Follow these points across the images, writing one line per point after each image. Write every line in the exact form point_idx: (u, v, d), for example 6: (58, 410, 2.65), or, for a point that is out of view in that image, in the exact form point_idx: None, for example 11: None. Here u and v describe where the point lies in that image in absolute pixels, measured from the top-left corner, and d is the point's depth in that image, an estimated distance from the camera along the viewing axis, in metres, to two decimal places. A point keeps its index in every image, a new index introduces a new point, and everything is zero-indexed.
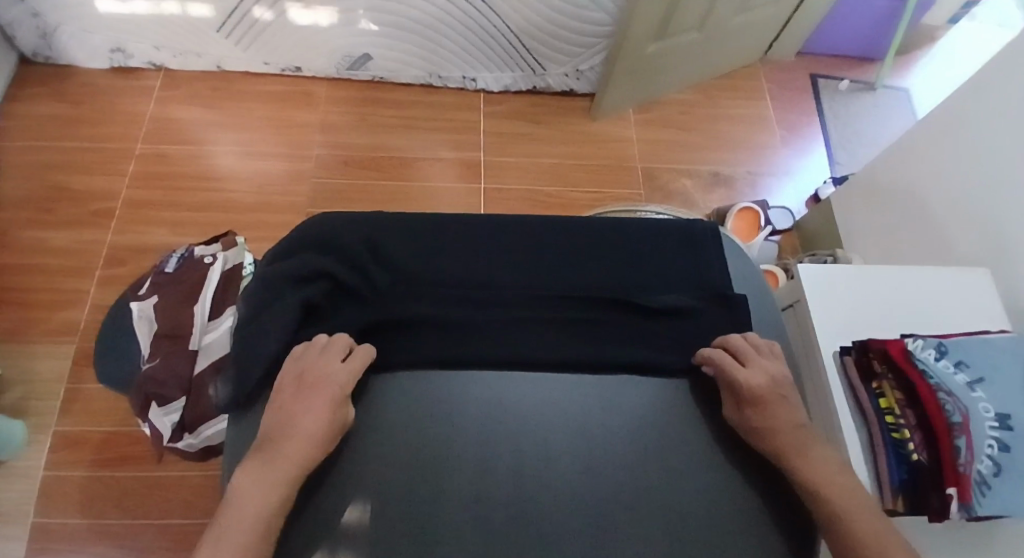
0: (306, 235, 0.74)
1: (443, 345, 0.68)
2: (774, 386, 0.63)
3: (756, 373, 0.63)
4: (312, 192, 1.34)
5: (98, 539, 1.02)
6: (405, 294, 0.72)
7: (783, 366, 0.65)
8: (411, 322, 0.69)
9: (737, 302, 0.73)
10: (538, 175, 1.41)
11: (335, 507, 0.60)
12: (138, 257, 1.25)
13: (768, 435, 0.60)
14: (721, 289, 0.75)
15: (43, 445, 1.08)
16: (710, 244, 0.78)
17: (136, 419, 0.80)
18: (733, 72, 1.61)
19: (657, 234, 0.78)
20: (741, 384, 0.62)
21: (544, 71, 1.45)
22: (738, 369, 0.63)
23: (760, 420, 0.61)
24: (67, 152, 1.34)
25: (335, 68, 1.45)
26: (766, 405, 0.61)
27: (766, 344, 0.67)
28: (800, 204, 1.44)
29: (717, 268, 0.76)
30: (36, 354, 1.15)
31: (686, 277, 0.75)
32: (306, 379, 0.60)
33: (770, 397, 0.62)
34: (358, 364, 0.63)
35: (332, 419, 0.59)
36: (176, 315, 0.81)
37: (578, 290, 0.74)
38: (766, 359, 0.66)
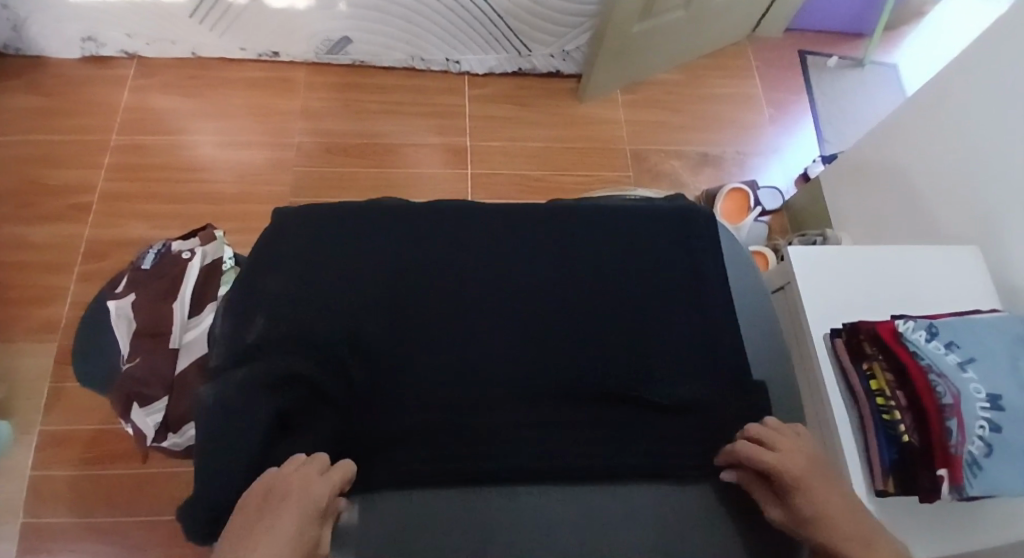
0: (271, 262, 0.69)
1: (437, 451, 0.57)
2: (815, 468, 0.54)
3: (792, 456, 0.54)
4: (295, 181, 1.32)
5: (90, 537, 1.01)
6: (391, 391, 0.61)
7: (812, 455, 0.55)
8: (397, 414, 0.59)
9: (725, 297, 0.70)
10: (525, 159, 1.39)
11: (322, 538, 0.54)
12: (118, 251, 1.22)
13: (820, 534, 0.51)
14: (714, 283, 0.71)
15: (30, 445, 1.06)
16: (701, 228, 0.75)
17: (121, 421, 0.78)
18: (721, 50, 1.59)
19: (650, 221, 0.75)
20: (783, 472, 0.53)
21: (529, 52, 1.42)
22: (769, 452, 0.55)
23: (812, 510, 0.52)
24: (41, 145, 1.31)
25: (314, 52, 1.41)
26: (815, 492, 0.53)
27: (784, 425, 0.58)
28: (789, 183, 1.43)
29: (710, 258, 0.73)
30: (18, 353, 1.12)
31: (681, 272, 0.71)
32: (272, 497, 0.48)
33: (812, 483, 0.53)
34: (336, 473, 0.51)
35: (301, 540, 0.46)
36: (156, 313, 0.79)
37: (586, 349, 0.64)
38: (790, 439, 0.56)
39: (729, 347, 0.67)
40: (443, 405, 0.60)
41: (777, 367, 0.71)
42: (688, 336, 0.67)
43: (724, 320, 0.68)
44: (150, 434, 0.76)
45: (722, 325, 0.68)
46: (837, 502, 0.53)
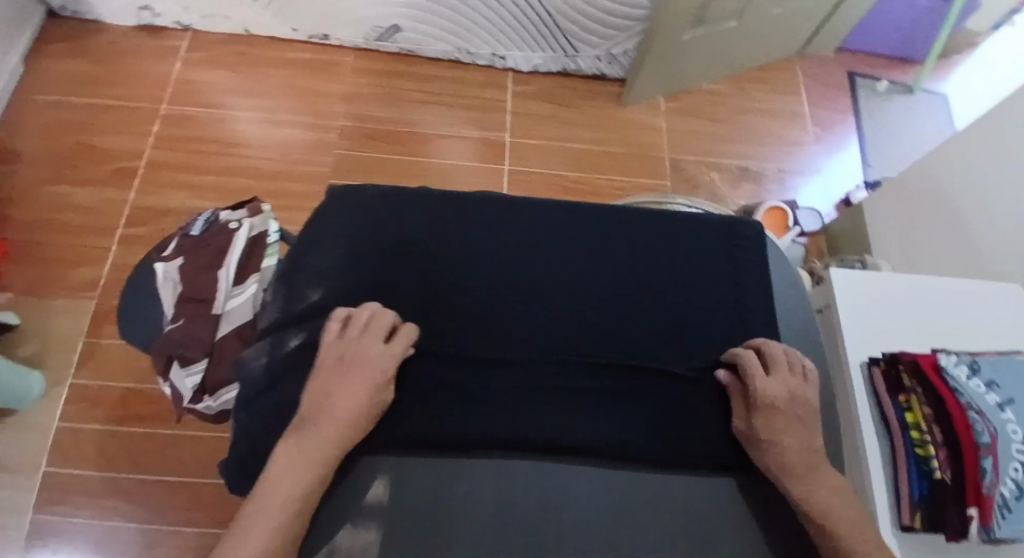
0: (316, 238, 0.69)
1: (452, 436, 0.57)
2: (792, 404, 0.58)
3: (777, 385, 0.59)
4: (334, 163, 1.33)
5: (112, 494, 1.04)
6: (423, 372, 0.61)
7: (808, 386, 0.60)
8: (422, 397, 0.59)
9: (769, 312, 0.69)
10: (563, 160, 1.39)
11: (344, 521, 0.54)
12: (158, 219, 1.25)
13: (764, 454, 0.57)
14: (758, 297, 0.69)
15: (59, 399, 1.09)
16: (751, 245, 0.73)
17: (158, 379, 0.78)
18: (769, 64, 1.56)
19: (699, 231, 0.73)
20: (756, 390, 0.58)
21: (575, 53, 1.42)
22: (761, 377, 0.59)
23: (785, 437, 0.57)
24: (91, 109, 1.34)
25: (362, 38, 1.42)
26: (780, 423, 0.57)
27: (795, 358, 0.62)
28: (829, 205, 1.41)
29: (756, 271, 0.71)
30: (56, 308, 1.16)
31: (726, 289, 0.69)
32: (350, 360, 0.57)
33: (779, 411, 0.58)
34: (400, 346, 0.59)
35: (366, 405, 0.55)
36: (201, 277, 0.78)
37: (618, 351, 0.64)
38: (793, 375, 0.60)
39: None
40: (467, 391, 0.60)
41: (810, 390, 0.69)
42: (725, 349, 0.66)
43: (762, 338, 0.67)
44: (187, 396, 0.76)
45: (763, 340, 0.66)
46: (796, 438, 0.57)
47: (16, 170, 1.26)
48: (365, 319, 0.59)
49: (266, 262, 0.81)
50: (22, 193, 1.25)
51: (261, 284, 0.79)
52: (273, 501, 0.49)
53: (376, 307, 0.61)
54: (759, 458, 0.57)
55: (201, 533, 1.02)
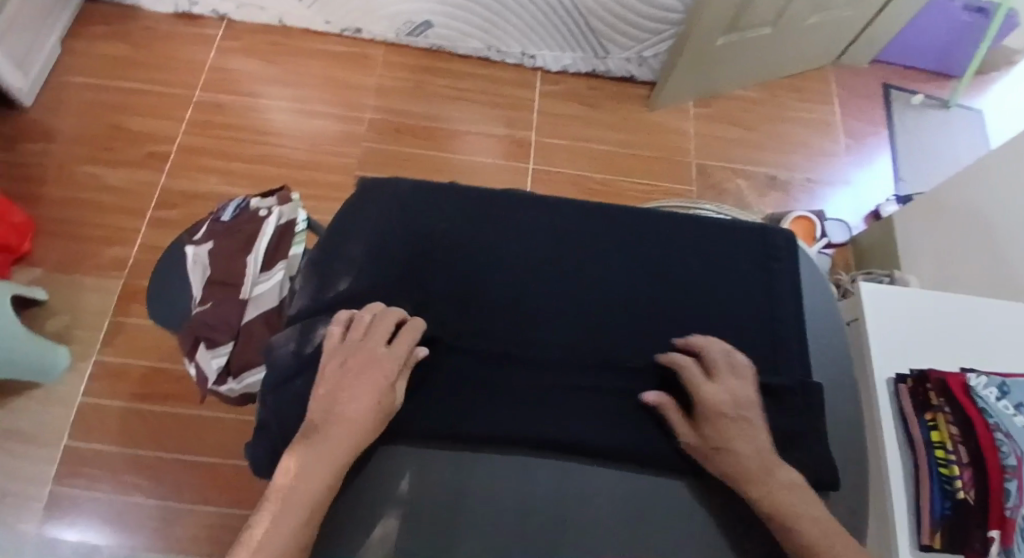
0: (348, 230, 0.70)
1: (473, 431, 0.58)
2: (737, 407, 0.57)
3: (719, 390, 0.57)
4: (362, 155, 1.34)
5: (133, 470, 1.06)
6: (452, 366, 0.62)
7: (751, 387, 0.59)
8: (453, 387, 0.61)
9: (801, 321, 0.68)
10: (588, 160, 1.39)
11: (363, 505, 0.55)
12: (187, 202, 1.26)
13: (716, 461, 0.55)
14: (788, 306, 0.68)
15: (84, 374, 1.11)
16: (783, 253, 0.72)
17: (185, 360, 0.79)
18: (802, 73, 1.54)
19: (729, 237, 0.72)
20: (701, 399, 0.57)
21: (606, 54, 1.41)
22: (703, 383, 0.58)
23: (733, 439, 0.55)
24: (126, 92, 1.36)
25: (394, 32, 1.43)
26: (725, 427, 0.55)
27: (737, 359, 0.61)
28: (858, 218, 1.38)
29: (787, 280, 0.70)
30: (85, 285, 1.18)
31: (756, 295, 0.68)
32: (360, 357, 0.57)
33: (727, 416, 0.56)
34: (406, 345, 0.59)
35: (377, 405, 0.55)
36: (231, 262, 0.80)
37: (644, 354, 0.64)
38: (735, 377, 0.59)
39: (799, 372, 0.64)
40: (493, 386, 0.61)
41: (838, 404, 0.68)
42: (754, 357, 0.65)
43: (791, 346, 0.65)
44: (212, 378, 0.77)
45: (793, 350, 0.65)
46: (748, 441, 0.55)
47: (52, 150, 1.29)
48: (365, 323, 0.60)
49: (293, 251, 0.81)
50: (57, 172, 1.27)
51: (287, 271, 0.79)
52: (289, 502, 0.47)
53: (375, 311, 0.61)
54: (714, 467, 0.55)
55: (218, 513, 1.04)
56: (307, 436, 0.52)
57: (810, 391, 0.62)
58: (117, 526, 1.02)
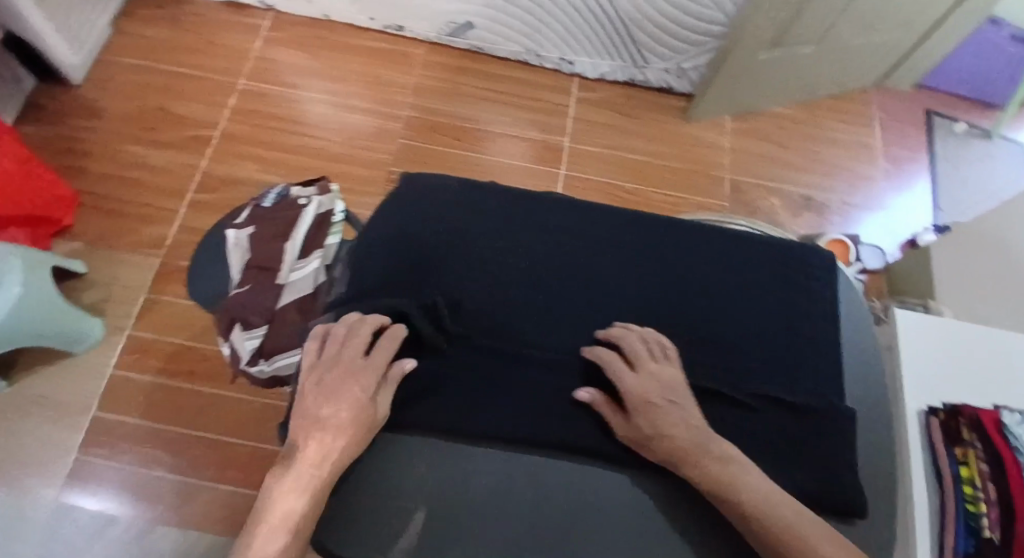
0: (390, 220, 0.71)
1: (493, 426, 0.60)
2: (663, 392, 0.59)
3: (644, 379, 0.59)
4: (396, 152, 1.36)
5: (156, 444, 1.08)
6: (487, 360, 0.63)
7: (673, 367, 0.61)
8: (485, 382, 0.62)
9: (835, 342, 0.67)
10: (621, 170, 1.39)
11: (381, 487, 0.57)
12: (225, 187, 1.29)
13: (655, 447, 0.56)
14: (820, 329, 0.68)
15: (115, 346, 1.14)
16: (821, 273, 0.71)
17: (221, 339, 0.82)
18: (843, 94, 1.53)
19: (768, 253, 0.72)
20: (628, 391, 0.59)
21: (645, 64, 1.41)
22: (628, 374, 0.60)
23: (665, 424, 0.57)
24: (173, 76, 1.40)
25: (435, 32, 1.45)
26: (656, 414, 0.57)
27: (658, 344, 0.62)
28: (893, 245, 1.36)
29: (821, 303, 0.69)
30: (122, 261, 1.21)
31: (792, 313, 0.68)
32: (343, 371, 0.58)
33: (655, 403, 0.58)
34: (384, 355, 0.60)
35: (358, 417, 0.56)
36: (270, 248, 0.82)
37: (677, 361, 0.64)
38: (658, 363, 0.61)
39: (827, 395, 0.63)
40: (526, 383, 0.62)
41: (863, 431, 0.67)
42: (780, 377, 0.64)
43: (822, 366, 0.65)
44: (245, 358, 0.80)
45: (820, 373, 0.65)
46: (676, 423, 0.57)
47: (99, 127, 1.33)
48: (340, 333, 0.61)
49: (330, 241, 0.82)
50: (102, 149, 1.31)
51: (323, 260, 0.80)
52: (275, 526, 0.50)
53: (350, 319, 0.62)
54: (657, 456, 0.57)
55: (234, 493, 1.05)
56: (290, 454, 0.54)
57: (840, 414, 0.62)
58: (137, 498, 1.04)
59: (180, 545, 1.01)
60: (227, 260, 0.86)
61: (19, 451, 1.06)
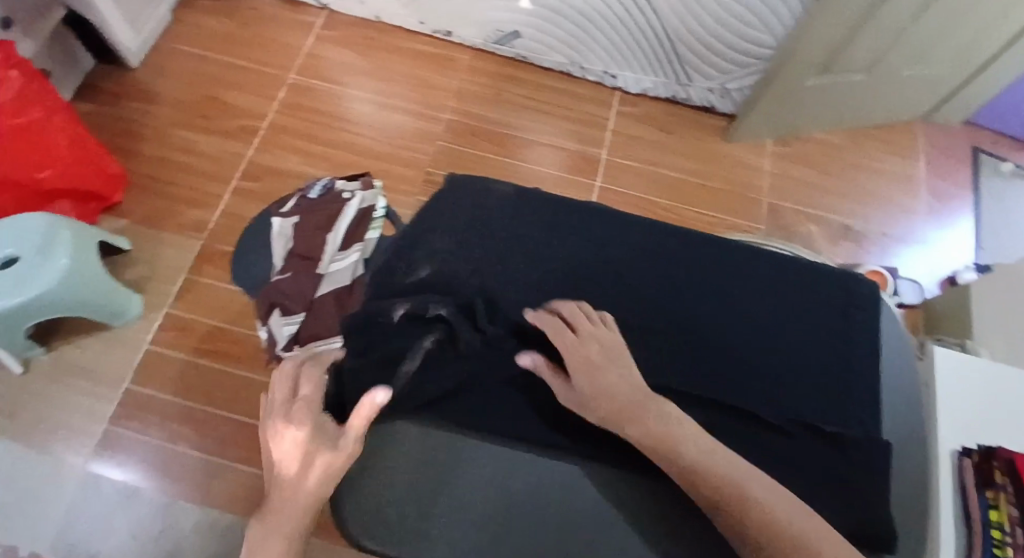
0: (435, 220, 0.72)
1: (513, 426, 0.60)
2: (603, 354, 0.59)
3: (585, 342, 0.59)
4: (435, 153, 1.38)
5: (185, 421, 1.11)
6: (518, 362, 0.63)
7: (611, 332, 0.62)
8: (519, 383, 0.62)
9: (876, 376, 0.65)
10: (658, 185, 1.38)
11: (410, 468, 0.58)
12: (268, 176, 1.33)
13: (596, 407, 0.56)
14: (861, 357, 0.66)
15: (153, 323, 1.18)
16: (865, 305, 0.69)
17: (258, 324, 0.84)
18: (889, 124, 1.50)
19: (810, 281, 0.70)
20: (568, 353, 0.59)
21: (689, 82, 1.41)
22: (568, 336, 0.60)
23: (601, 383, 0.57)
24: (226, 67, 1.44)
25: (482, 39, 1.46)
26: (596, 375, 0.57)
27: (598, 313, 0.63)
28: (933, 281, 1.33)
29: (864, 332, 0.68)
30: (165, 241, 1.25)
31: (831, 343, 0.66)
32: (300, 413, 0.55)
33: (595, 365, 0.58)
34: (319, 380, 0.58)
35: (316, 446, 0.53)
36: (311, 239, 0.84)
37: (710, 379, 0.63)
38: (595, 326, 0.61)
39: (863, 425, 0.62)
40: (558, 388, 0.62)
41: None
42: (813, 403, 0.63)
43: (857, 398, 0.63)
44: (281, 343, 0.81)
45: (858, 402, 0.63)
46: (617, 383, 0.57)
47: (152, 111, 1.38)
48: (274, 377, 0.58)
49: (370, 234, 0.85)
50: (154, 132, 1.35)
51: (362, 254, 0.83)
52: None
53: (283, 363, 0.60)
54: (596, 415, 0.56)
55: (255, 475, 1.08)
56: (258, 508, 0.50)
57: (872, 444, 0.60)
58: (162, 472, 1.07)
59: (201, 521, 1.04)
60: (270, 247, 0.89)
61: (55, 417, 1.10)
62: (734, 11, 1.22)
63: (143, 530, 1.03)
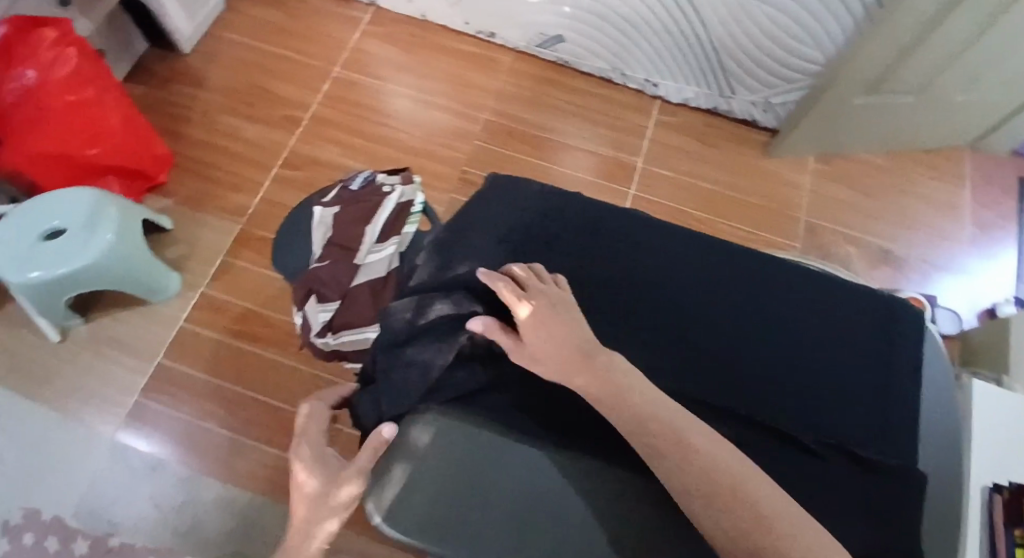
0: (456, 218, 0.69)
1: (537, 427, 0.51)
2: (553, 310, 0.55)
3: (535, 298, 0.56)
4: (471, 152, 1.39)
5: (213, 399, 1.14)
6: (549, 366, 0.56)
7: (561, 291, 0.58)
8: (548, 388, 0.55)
9: (915, 409, 0.59)
10: (692, 196, 1.37)
11: (441, 472, 0.46)
12: (308, 166, 1.35)
13: (545, 365, 0.53)
14: (906, 389, 0.60)
15: (189, 302, 1.21)
16: (908, 331, 0.63)
17: (295, 309, 0.86)
18: (936, 149, 1.46)
19: (851, 301, 0.64)
20: (517, 310, 0.55)
21: (732, 94, 1.39)
22: (516, 293, 0.56)
23: (550, 341, 0.53)
24: (274, 57, 1.47)
25: (525, 42, 1.47)
26: (545, 331, 0.54)
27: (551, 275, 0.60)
28: (971, 311, 1.30)
29: (911, 362, 0.61)
30: (206, 223, 1.28)
31: (868, 369, 0.60)
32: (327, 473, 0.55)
33: (544, 321, 0.54)
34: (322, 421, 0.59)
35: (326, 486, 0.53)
36: (351, 229, 0.86)
37: (740, 400, 0.58)
38: (546, 284, 0.58)
39: (908, 460, 0.56)
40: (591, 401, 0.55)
41: (942, 498, 0.58)
42: (856, 431, 0.57)
43: (894, 430, 0.57)
44: (316, 330, 0.82)
45: (902, 434, 0.57)
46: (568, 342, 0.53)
47: (200, 96, 1.41)
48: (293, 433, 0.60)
49: (406, 228, 0.86)
50: (201, 117, 1.39)
51: (398, 246, 0.84)
52: None
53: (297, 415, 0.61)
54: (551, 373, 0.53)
55: (278, 456, 1.10)
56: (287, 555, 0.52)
57: (913, 480, 0.53)
58: (188, 447, 1.10)
59: (222, 498, 1.07)
60: (311, 235, 0.91)
61: (90, 386, 1.13)
62: (782, 25, 1.20)
63: (166, 501, 1.06)
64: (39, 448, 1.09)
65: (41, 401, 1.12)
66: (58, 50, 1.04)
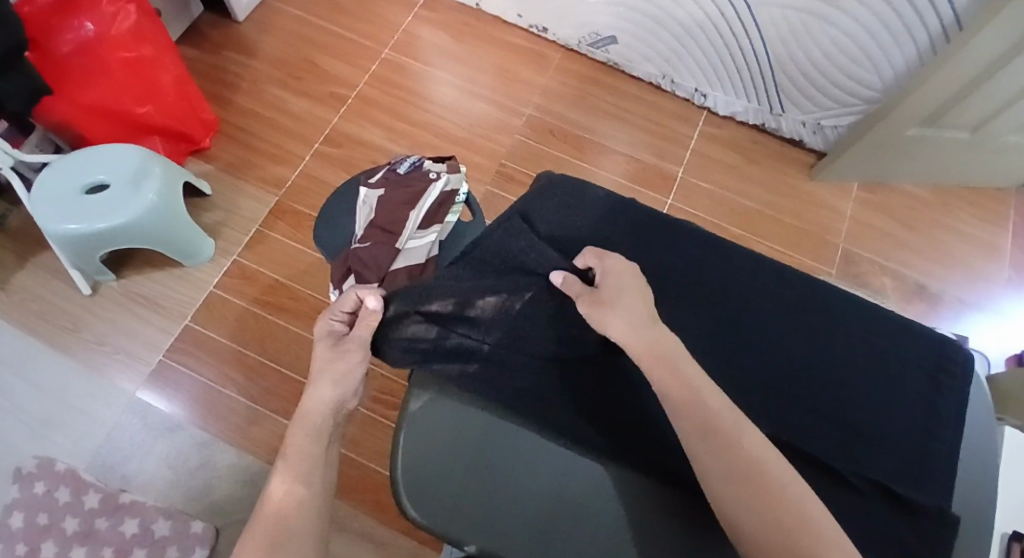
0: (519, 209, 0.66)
1: (571, 420, 0.53)
2: (635, 281, 0.58)
3: (621, 269, 0.59)
4: (512, 147, 1.39)
5: (234, 366, 1.15)
6: (594, 352, 0.59)
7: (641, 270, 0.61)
8: (586, 382, 0.57)
9: (954, 448, 0.57)
10: (729, 211, 1.36)
11: (474, 467, 0.49)
12: (348, 145, 1.36)
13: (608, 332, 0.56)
14: (950, 427, 0.58)
15: (221, 268, 1.23)
16: (955, 371, 0.60)
17: (331, 287, 0.85)
18: (986, 188, 1.42)
19: (902, 335, 0.62)
20: (603, 277, 0.58)
21: (782, 112, 1.37)
22: (606, 263, 0.59)
23: (628, 305, 0.56)
24: (326, 33, 1.48)
25: (577, 40, 1.46)
26: (627, 297, 0.57)
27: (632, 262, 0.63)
28: (1002, 355, 1.26)
29: (956, 402, 0.59)
30: (243, 192, 1.30)
31: (910, 404, 0.59)
32: (340, 344, 0.62)
33: (625, 285, 0.57)
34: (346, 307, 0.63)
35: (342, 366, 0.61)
36: (394, 212, 0.86)
37: (795, 413, 0.58)
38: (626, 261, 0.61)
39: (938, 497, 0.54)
40: (629, 397, 0.57)
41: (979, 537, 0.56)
42: (893, 466, 0.56)
43: (927, 467, 0.56)
44: None
45: (941, 475, 0.56)
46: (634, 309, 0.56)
47: (250, 65, 1.43)
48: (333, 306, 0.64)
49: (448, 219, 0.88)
50: (249, 86, 1.41)
51: (439, 236, 0.86)
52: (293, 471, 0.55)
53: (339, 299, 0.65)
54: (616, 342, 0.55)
55: None
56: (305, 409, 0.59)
57: (944, 519, 0.52)
58: (205, 410, 1.12)
59: (236, 463, 1.08)
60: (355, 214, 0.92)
61: (117, 342, 1.16)
62: (842, 47, 1.18)
63: (180, 462, 1.08)
64: (63, 398, 1.11)
65: (67, 353, 1.14)
66: (119, 6, 1.04)
